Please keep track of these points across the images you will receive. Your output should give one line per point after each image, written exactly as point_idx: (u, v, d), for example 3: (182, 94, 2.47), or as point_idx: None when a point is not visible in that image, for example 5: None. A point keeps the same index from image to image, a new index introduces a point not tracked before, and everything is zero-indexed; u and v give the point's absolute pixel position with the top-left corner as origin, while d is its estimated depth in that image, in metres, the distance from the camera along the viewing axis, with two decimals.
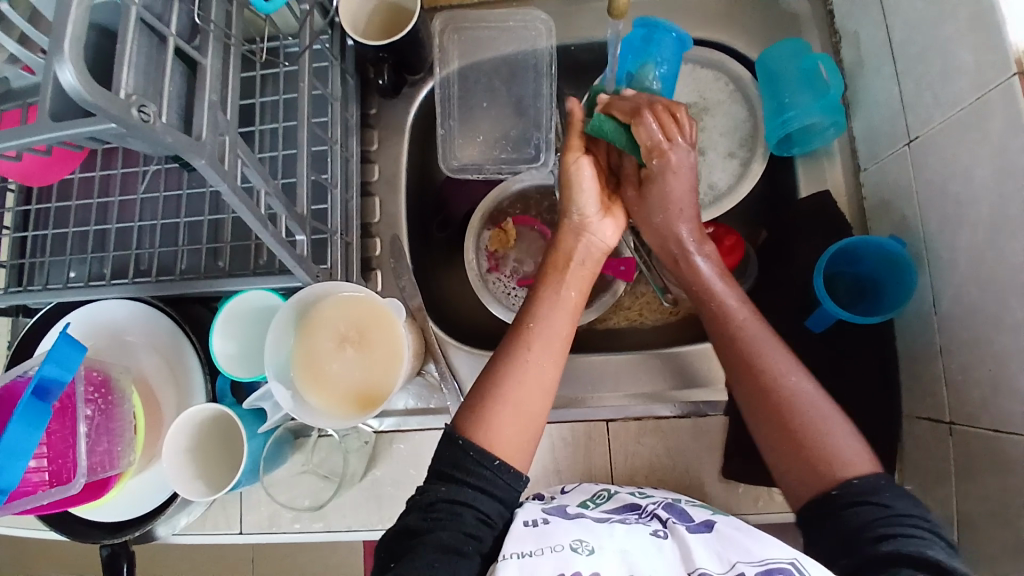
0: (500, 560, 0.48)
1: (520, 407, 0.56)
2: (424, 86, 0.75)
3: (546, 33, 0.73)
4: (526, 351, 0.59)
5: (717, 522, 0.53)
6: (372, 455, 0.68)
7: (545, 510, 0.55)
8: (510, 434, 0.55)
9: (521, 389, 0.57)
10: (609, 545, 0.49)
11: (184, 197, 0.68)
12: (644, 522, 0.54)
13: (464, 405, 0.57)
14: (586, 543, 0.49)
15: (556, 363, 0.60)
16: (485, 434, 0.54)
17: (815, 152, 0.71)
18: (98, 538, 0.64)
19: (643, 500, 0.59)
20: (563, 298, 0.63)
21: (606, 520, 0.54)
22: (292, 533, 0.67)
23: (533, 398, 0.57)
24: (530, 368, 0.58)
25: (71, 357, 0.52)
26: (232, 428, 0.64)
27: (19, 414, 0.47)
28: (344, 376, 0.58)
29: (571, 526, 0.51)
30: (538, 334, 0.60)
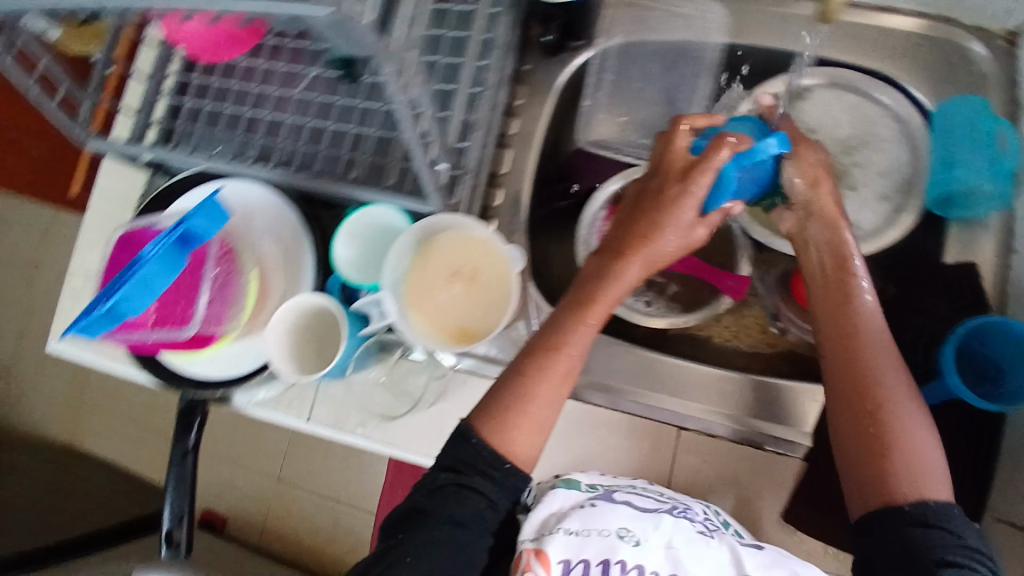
0: (551, 532, 0.59)
1: (534, 420, 0.61)
2: (581, 55, 0.73)
3: (720, 28, 0.71)
4: (550, 364, 0.62)
5: (766, 547, 0.61)
6: (444, 385, 0.74)
7: (596, 493, 0.63)
8: (527, 442, 0.61)
9: (538, 403, 0.61)
10: (653, 538, 0.60)
11: (335, 105, 0.72)
12: (694, 519, 0.62)
13: (487, 402, 0.63)
14: (632, 534, 0.60)
15: (569, 384, 0.63)
16: (500, 439, 0.60)
17: (971, 220, 0.66)
18: (182, 387, 0.72)
19: (698, 502, 0.65)
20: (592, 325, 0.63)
21: (653, 509, 0.62)
22: (353, 436, 0.74)
23: (546, 410, 0.62)
24: (552, 383, 0.62)
25: (216, 215, 0.58)
26: (326, 325, 0.69)
27: (158, 254, 0.54)
28: (445, 306, 0.62)
29: (617, 509, 0.61)
30: (571, 348, 0.62)
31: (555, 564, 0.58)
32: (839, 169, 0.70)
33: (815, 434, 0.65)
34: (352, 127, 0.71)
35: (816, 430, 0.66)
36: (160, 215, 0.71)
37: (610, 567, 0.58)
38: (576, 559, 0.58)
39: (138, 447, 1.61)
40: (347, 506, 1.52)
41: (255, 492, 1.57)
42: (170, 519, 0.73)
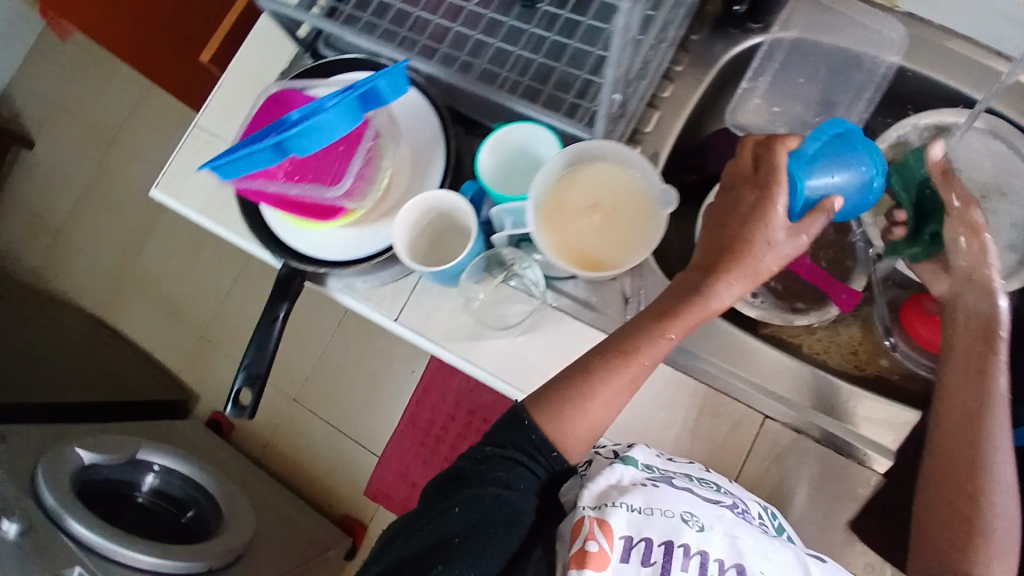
0: (613, 506, 0.58)
1: (589, 416, 0.64)
2: (753, 38, 0.75)
3: (895, 47, 0.72)
4: (619, 368, 0.63)
5: (828, 559, 0.61)
6: (536, 320, 0.74)
7: (654, 475, 0.63)
8: (578, 436, 0.65)
9: (597, 402, 0.63)
10: (719, 526, 0.58)
11: (508, 26, 0.73)
12: (754, 519, 0.61)
13: (549, 388, 0.66)
14: (697, 520, 0.58)
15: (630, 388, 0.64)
16: (552, 428, 0.64)
17: None
18: (284, 256, 0.75)
19: (755, 500, 0.65)
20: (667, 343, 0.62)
21: (714, 501, 0.61)
22: (435, 345, 0.76)
23: (601, 409, 0.64)
24: (617, 385, 0.63)
25: (400, 83, 0.57)
26: (448, 227, 0.72)
27: (342, 102, 0.54)
28: (578, 233, 0.62)
29: (678, 493, 0.61)
30: (645, 358, 0.62)
31: (617, 539, 0.56)
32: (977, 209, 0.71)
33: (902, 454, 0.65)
34: (521, 49, 0.72)
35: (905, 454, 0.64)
36: (309, 86, 0.74)
37: (674, 548, 0.56)
38: (637, 537, 0.57)
39: (165, 336, 1.62)
40: (356, 443, 1.54)
41: (268, 407, 1.58)
42: (241, 378, 0.72)
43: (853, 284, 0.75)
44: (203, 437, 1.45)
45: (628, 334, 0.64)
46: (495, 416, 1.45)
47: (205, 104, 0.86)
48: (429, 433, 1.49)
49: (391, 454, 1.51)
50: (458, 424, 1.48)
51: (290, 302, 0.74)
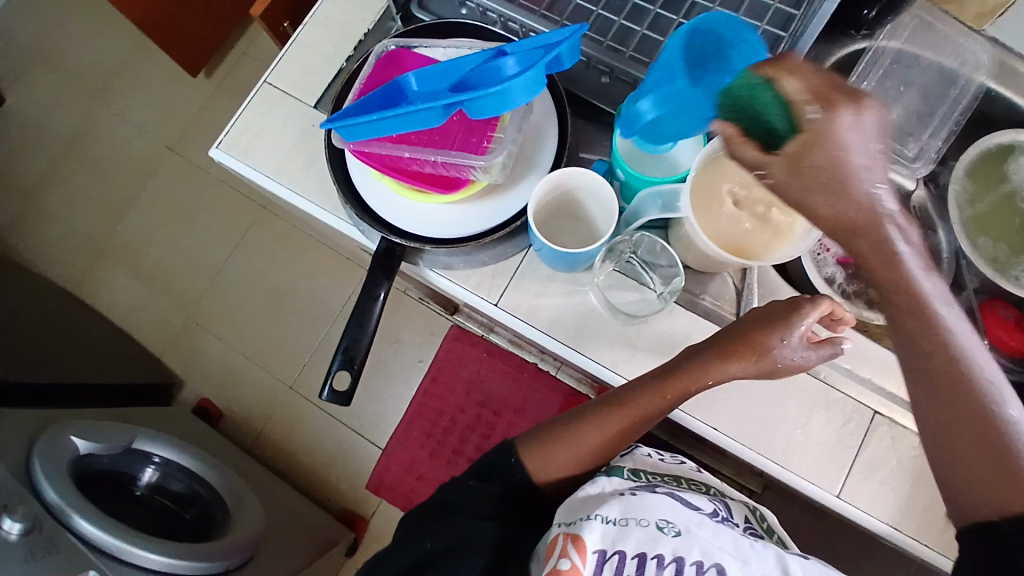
0: (588, 519, 0.58)
1: (576, 450, 0.69)
2: (858, 44, 0.78)
3: (988, 68, 0.76)
4: (615, 413, 0.68)
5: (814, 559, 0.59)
6: (649, 312, 0.71)
7: (636, 486, 0.64)
8: (560, 465, 0.69)
9: (586, 435, 0.69)
10: (697, 531, 0.57)
11: (631, 4, 0.73)
12: (728, 525, 0.61)
13: (542, 426, 0.72)
14: (673, 525, 0.58)
15: (614, 437, 0.69)
16: (537, 458, 0.69)
17: None
18: (382, 230, 0.69)
19: (734, 517, 0.66)
20: (651, 403, 0.67)
21: (692, 508, 0.61)
22: (540, 332, 0.72)
23: (586, 445, 0.69)
24: (603, 430, 0.69)
25: (577, 50, 0.54)
26: (574, 204, 0.70)
27: (534, 70, 0.51)
28: (724, 225, 0.61)
29: (661, 502, 0.61)
30: (631, 408, 0.68)
31: (589, 553, 0.57)
32: None
33: None
34: (646, 28, 0.72)
35: None
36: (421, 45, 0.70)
37: (646, 560, 0.56)
38: (610, 550, 0.57)
39: (152, 313, 1.51)
40: (355, 433, 1.46)
41: (258, 393, 1.48)
42: (338, 360, 0.66)
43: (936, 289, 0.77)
44: (194, 424, 1.34)
45: (633, 384, 0.69)
46: (507, 409, 1.43)
47: (278, 59, 0.80)
48: (437, 424, 1.44)
49: (396, 446, 1.44)
50: (467, 416, 1.44)
51: (391, 279, 0.69)
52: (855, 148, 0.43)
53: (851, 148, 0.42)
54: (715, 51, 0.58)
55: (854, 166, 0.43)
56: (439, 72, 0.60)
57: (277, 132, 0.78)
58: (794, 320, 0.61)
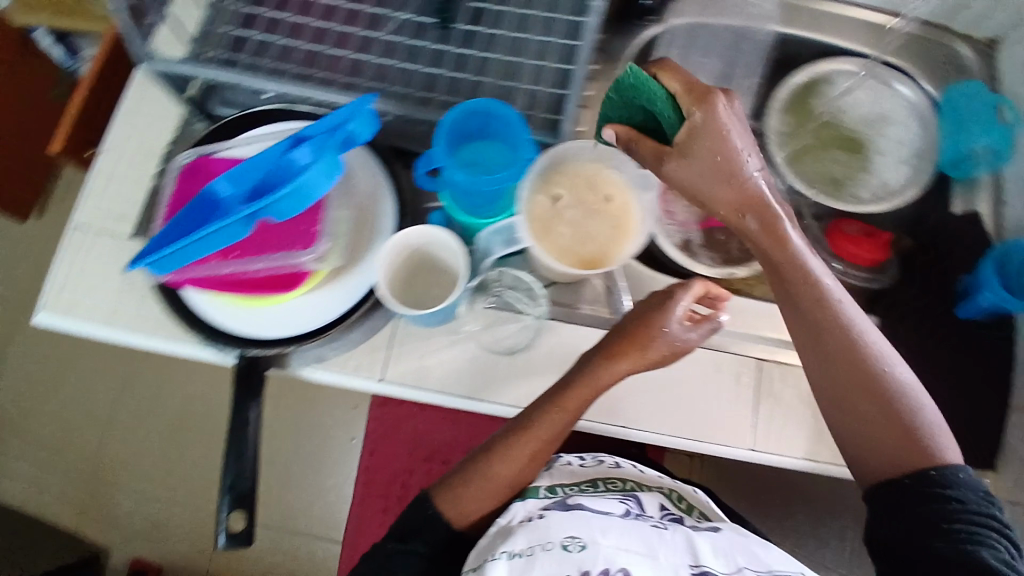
0: (494, 558, 0.58)
1: (491, 484, 0.67)
2: (651, 29, 0.81)
3: (772, 19, 0.81)
4: (517, 445, 0.66)
5: (722, 528, 0.64)
6: (535, 336, 0.70)
7: (547, 505, 0.65)
8: (480, 501, 0.67)
9: (501, 466, 0.67)
10: (603, 539, 0.57)
11: (427, 49, 0.71)
12: (641, 520, 0.64)
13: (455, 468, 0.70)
14: (579, 540, 0.57)
15: (529, 462, 0.67)
16: (453, 501, 0.67)
17: (972, 181, 0.79)
18: (238, 346, 0.65)
19: (649, 508, 0.68)
20: (558, 418, 0.65)
21: (603, 514, 0.63)
22: (434, 393, 0.68)
23: (503, 477, 0.67)
24: (517, 457, 0.66)
25: (370, 120, 0.52)
26: (431, 260, 0.66)
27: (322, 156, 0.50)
28: (566, 239, 0.61)
29: (569, 520, 0.60)
30: (539, 429, 0.66)
31: None
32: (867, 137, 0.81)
33: None
34: (448, 69, 0.70)
35: None
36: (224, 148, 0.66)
37: None
38: None
39: (49, 487, 1.37)
40: (308, 534, 1.37)
41: (191, 531, 1.36)
42: (228, 499, 0.62)
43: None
44: None
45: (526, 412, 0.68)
46: (455, 455, 1.32)
47: (80, 199, 0.73)
48: (390, 495, 1.34)
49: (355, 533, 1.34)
50: (419, 476, 1.33)
51: (260, 396, 0.65)
52: (735, 133, 0.53)
53: (735, 132, 0.53)
54: (498, 124, 0.60)
55: (737, 149, 0.53)
56: (252, 169, 0.52)
57: (98, 275, 0.71)
58: (670, 304, 0.62)
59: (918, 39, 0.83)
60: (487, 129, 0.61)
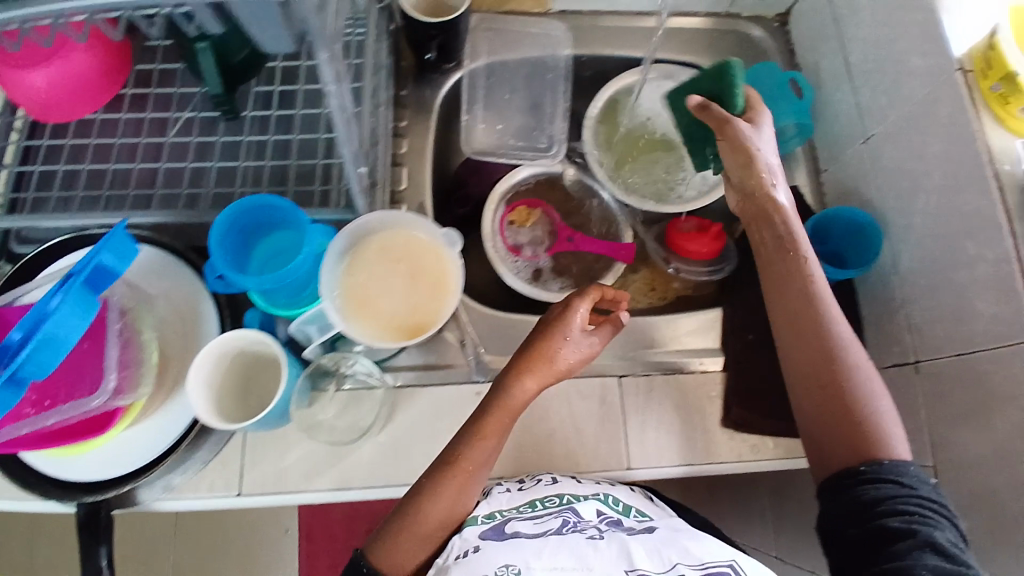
0: None
1: (423, 529, 0.61)
2: (452, 76, 0.81)
3: (565, 42, 0.82)
4: (448, 481, 0.61)
5: (657, 528, 0.62)
6: (390, 408, 0.69)
7: (484, 533, 0.60)
8: (415, 548, 0.61)
9: (435, 510, 0.61)
10: (537, 565, 0.54)
11: (217, 144, 0.69)
12: (579, 531, 0.59)
13: (377, 530, 0.63)
14: (512, 567, 0.53)
15: (468, 497, 0.63)
16: (386, 558, 0.61)
17: (785, 157, 0.83)
18: (76, 496, 0.63)
19: (591, 512, 0.62)
20: (486, 441, 0.63)
21: (541, 535, 0.58)
22: (300, 492, 0.65)
23: (435, 522, 0.61)
24: (451, 495, 0.61)
25: (127, 250, 0.51)
26: (257, 366, 0.64)
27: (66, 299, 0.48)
28: (390, 310, 0.60)
29: (503, 550, 0.56)
30: (470, 459, 0.62)
31: None
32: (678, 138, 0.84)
33: (723, 349, 0.76)
34: (241, 160, 0.68)
35: (724, 344, 0.76)
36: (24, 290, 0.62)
37: None
38: None
39: None
40: None
41: None
42: None
43: (623, 239, 0.83)
44: None
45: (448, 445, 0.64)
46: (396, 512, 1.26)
47: None
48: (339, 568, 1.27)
49: None
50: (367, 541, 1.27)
51: (107, 541, 0.63)
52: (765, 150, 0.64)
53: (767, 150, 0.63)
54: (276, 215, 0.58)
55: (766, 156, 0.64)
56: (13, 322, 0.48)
57: None
58: (570, 311, 0.66)
59: (709, 33, 0.86)
60: (253, 223, 0.58)
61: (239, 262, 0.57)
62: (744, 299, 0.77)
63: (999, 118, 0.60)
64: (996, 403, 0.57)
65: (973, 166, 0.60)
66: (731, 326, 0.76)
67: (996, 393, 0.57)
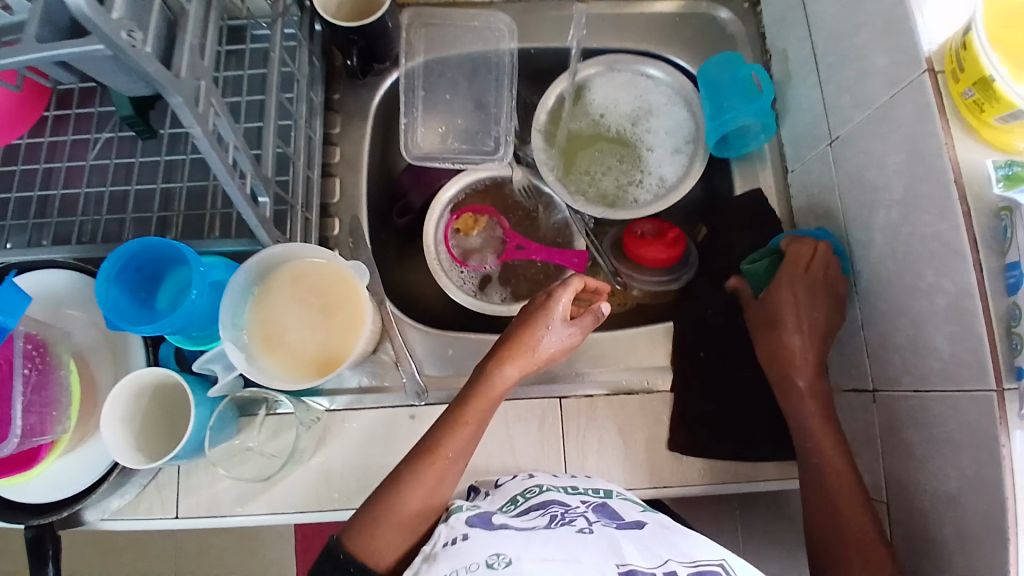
0: None
1: (405, 519, 0.55)
2: (389, 75, 0.77)
3: (509, 35, 0.78)
4: (425, 469, 0.58)
5: (646, 523, 0.53)
6: (322, 433, 0.67)
7: (467, 524, 0.52)
8: (396, 542, 0.55)
9: (414, 498, 0.56)
10: (528, 554, 0.44)
11: (136, 166, 0.69)
12: (568, 523, 0.51)
13: (353, 518, 0.57)
14: (503, 555, 0.45)
15: (450, 486, 0.59)
16: (362, 545, 0.54)
17: (749, 155, 0.76)
18: (22, 520, 0.63)
19: (573, 501, 0.56)
20: (463, 432, 0.60)
21: (530, 527, 0.50)
22: (233, 517, 0.65)
23: (418, 513, 0.56)
24: (430, 484, 0.57)
25: (17, 303, 0.53)
26: (180, 396, 0.65)
27: None
28: (299, 345, 0.59)
29: (488, 541, 0.48)
30: (448, 446, 0.59)
31: None
32: (633, 135, 0.78)
33: (672, 365, 0.71)
34: (160, 184, 0.68)
35: (674, 362, 0.71)
36: None
37: None
38: None
39: None
40: None
41: None
42: None
43: (577, 246, 0.80)
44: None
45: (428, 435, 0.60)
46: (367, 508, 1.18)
47: None
48: None
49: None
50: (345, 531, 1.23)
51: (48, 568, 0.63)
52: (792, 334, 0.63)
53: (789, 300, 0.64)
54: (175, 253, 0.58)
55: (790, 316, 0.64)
56: None
57: None
58: (551, 300, 0.64)
59: (671, 17, 0.80)
60: (160, 257, 0.58)
61: (147, 296, 0.58)
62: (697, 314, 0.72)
63: (970, 125, 0.51)
64: (946, 447, 0.52)
65: (931, 181, 0.52)
66: (681, 344, 0.72)
67: (947, 437, 0.52)
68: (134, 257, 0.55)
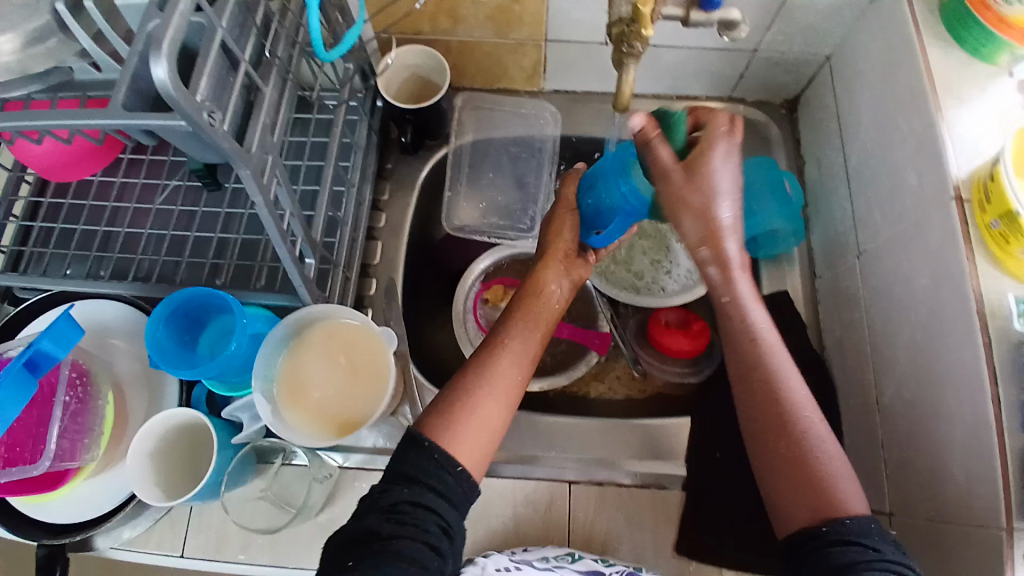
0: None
1: (484, 417, 0.54)
2: (438, 151, 0.81)
3: (553, 123, 0.82)
4: (497, 357, 0.58)
5: None
6: (333, 488, 0.69)
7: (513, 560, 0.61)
8: (477, 439, 0.53)
9: (488, 394, 0.55)
10: None
11: (198, 213, 0.74)
12: None
13: (429, 408, 0.55)
14: None
15: (521, 379, 0.58)
16: (449, 434, 0.52)
17: (778, 256, 0.78)
18: (37, 538, 0.64)
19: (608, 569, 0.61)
20: (530, 336, 0.61)
21: None
22: (236, 563, 0.66)
23: (499, 407, 0.55)
24: (504, 377, 0.57)
25: (66, 335, 0.57)
26: (204, 437, 0.67)
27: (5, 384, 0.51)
28: (325, 402, 0.61)
29: None
30: (512, 337, 0.60)
31: None
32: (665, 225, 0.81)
33: (687, 461, 0.70)
34: (216, 233, 0.73)
35: (689, 457, 0.70)
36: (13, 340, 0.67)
37: None
38: None
39: None
40: None
41: None
42: None
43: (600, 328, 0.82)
44: None
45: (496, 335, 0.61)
46: None
47: None
48: None
49: None
50: None
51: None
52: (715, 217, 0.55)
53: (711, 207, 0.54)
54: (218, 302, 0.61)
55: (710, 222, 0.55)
56: None
57: None
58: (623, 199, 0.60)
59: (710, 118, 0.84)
60: (204, 304, 0.61)
61: (190, 339, 0.62)
62: (715, 410, 0.72)
63: (995, 255, 0.51)
64: None
65: (955, 306, 0.53)
66: (697, 441, 0.71)
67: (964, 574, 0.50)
68: (185, 302, 0.59)
